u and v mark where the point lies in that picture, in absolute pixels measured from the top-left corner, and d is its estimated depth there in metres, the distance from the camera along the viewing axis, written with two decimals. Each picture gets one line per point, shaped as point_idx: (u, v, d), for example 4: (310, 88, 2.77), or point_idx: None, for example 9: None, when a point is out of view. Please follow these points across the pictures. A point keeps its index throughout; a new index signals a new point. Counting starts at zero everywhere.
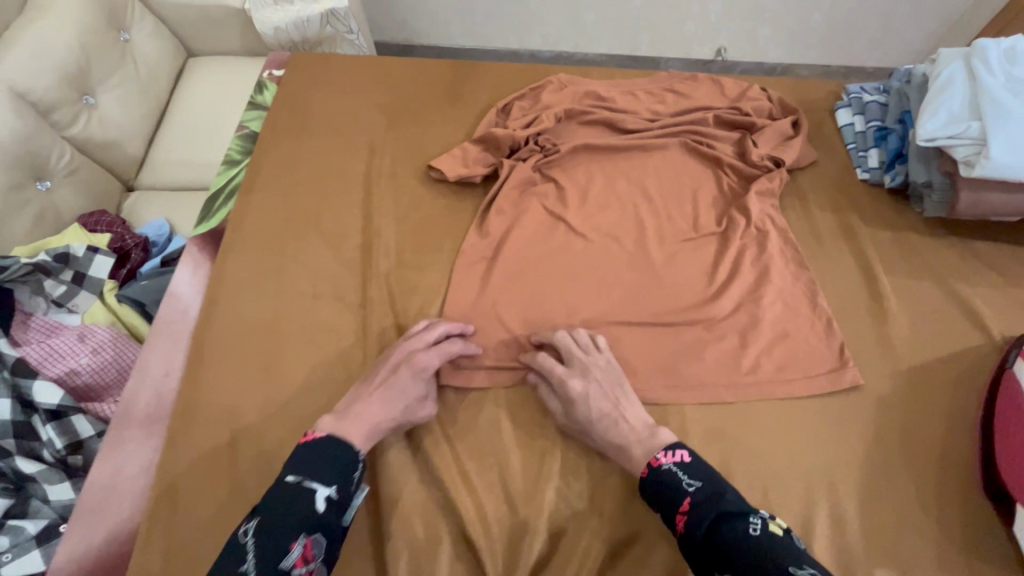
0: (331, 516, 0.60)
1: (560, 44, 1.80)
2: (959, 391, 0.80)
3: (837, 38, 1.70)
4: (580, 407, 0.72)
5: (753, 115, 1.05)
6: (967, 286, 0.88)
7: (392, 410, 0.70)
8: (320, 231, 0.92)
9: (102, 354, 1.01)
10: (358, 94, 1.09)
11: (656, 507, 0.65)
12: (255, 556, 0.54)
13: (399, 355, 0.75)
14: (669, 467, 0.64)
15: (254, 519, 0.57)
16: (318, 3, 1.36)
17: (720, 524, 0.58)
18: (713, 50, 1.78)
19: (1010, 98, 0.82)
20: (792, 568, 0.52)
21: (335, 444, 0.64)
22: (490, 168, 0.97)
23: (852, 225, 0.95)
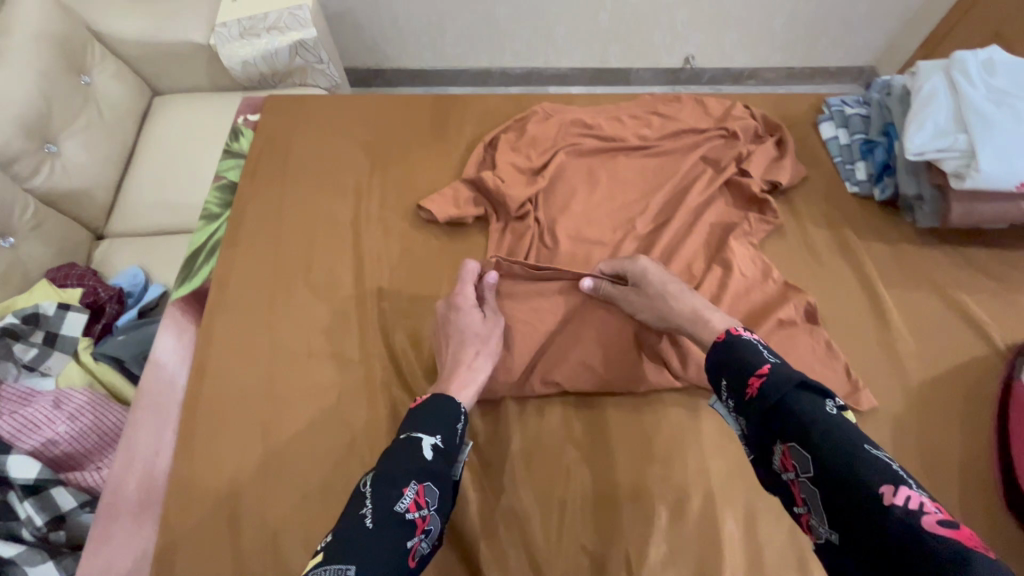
0: (438, 466, 0.63)
1: (531, 60, 1.80)
2: (971, 403, 0.80)
3: (800, 40, 1.73)
4: (650, 278, 0.80)
5: (740, 135, 1.05)
6: (966, 295, 0.89)
7: (477, 345, 0.78)
8: (311, 285, 0.88)
9: (81, 420, 0.93)
10: (340, 134, 1.06)
11: (725, 377, 0.63)
12: (372, 500, 0.57)
13: (440, 315, 0.82)
14: (749, 339, 0.65)
15: (371, 474, 0.61)
16: (284, 36, 1.32)
17: (798, 392, 0.55)
18: (681, 58, 1.79)
19: (994, 110, 0.83)
20: (866, 446, 0.50)
21: (439, 399, 0.69)
22: (483, 210, 0.95)
23: (848, 240, 0.95)
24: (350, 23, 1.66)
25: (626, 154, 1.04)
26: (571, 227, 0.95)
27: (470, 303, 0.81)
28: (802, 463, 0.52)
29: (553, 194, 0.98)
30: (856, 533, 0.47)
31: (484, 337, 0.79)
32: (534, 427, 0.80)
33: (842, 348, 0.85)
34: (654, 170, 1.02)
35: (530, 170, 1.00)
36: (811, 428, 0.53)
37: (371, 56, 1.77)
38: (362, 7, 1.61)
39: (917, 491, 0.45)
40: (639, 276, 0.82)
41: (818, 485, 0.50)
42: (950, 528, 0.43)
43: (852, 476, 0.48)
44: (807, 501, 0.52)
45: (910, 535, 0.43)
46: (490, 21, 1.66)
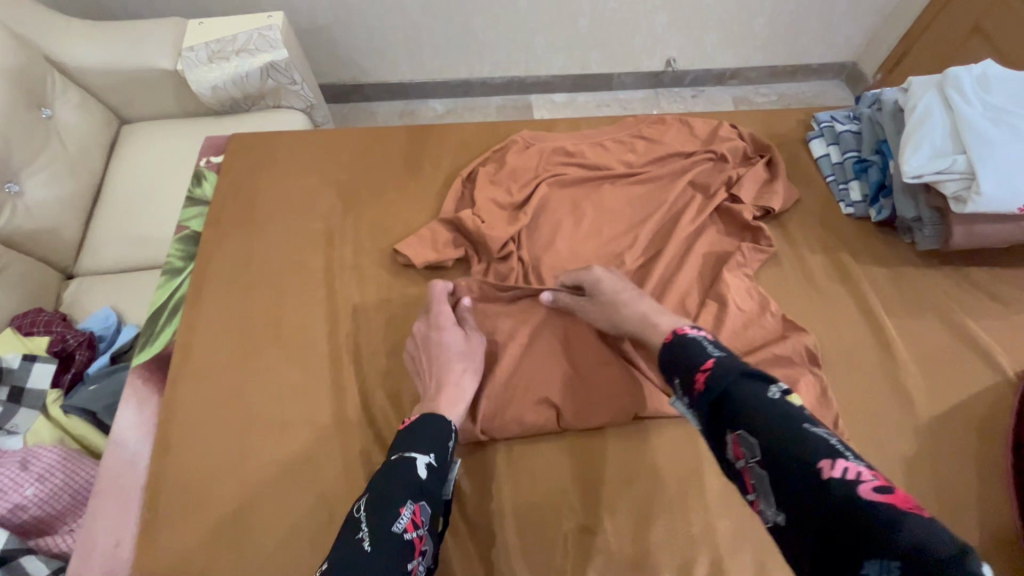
0: (432, 485, 0.60)
1: (511, 69, 1.75)
2: (984, 437, 0.76)
3: (781, 39, 1.70)
4: (602, 284, 0.78)
5: (729, 157, 1.00)
6: (970, 318, 0.85)
7: (465, 362, 0.75)
8: (282, 344, 0.82)
9: (51, 480, 0.83)
10: (310, 173, 1.00)
11: (674, 374, 0.60)
12: (369, 522, 0.54)
13: (419, 334, 0.79)
14: (695, 337, 0.61)
15: (363, 496, 0.58)
16: (256, 57, 1.25)
17: (740, 378, 0.52)
18: (663, 62, 1.75)
19: (992, 129, 0.79)
20: (807, 425, 0.46)
21: (427, 416, 0.66)
22: (462, 251, 0.90)
23: (846, 265, 0.91)
24: (324, 40, 1.60)
25: (611, 181, 1.00)
26: (557, 265, 0.90)
27: (449, 321, 0.78)
28: (749, 449, 0.48)
29: (536, 230, 0.94)
30: (802, 512, 0.43)
31: (467, 354, 0.76)
32: (526, 491, 0.74)
33: (847, 385, 0.81)
34: (641, 198, 0.98)
35: (511, 205, 0.95)
36: (752, 412, 0.49)
37: (347, 71, 1.70)
38: (335, 24, 1.55)
39: (855, 461, 0.43)
40: (592, 283, 0.79)
41: (765, 469, 0.46)
42: (887, 494, 0.40)
43: (793, 455, 0.45)
44: (757, 487, 0.48)
45: (849, 506, 0.40)
46: (467, 32, 1.61)
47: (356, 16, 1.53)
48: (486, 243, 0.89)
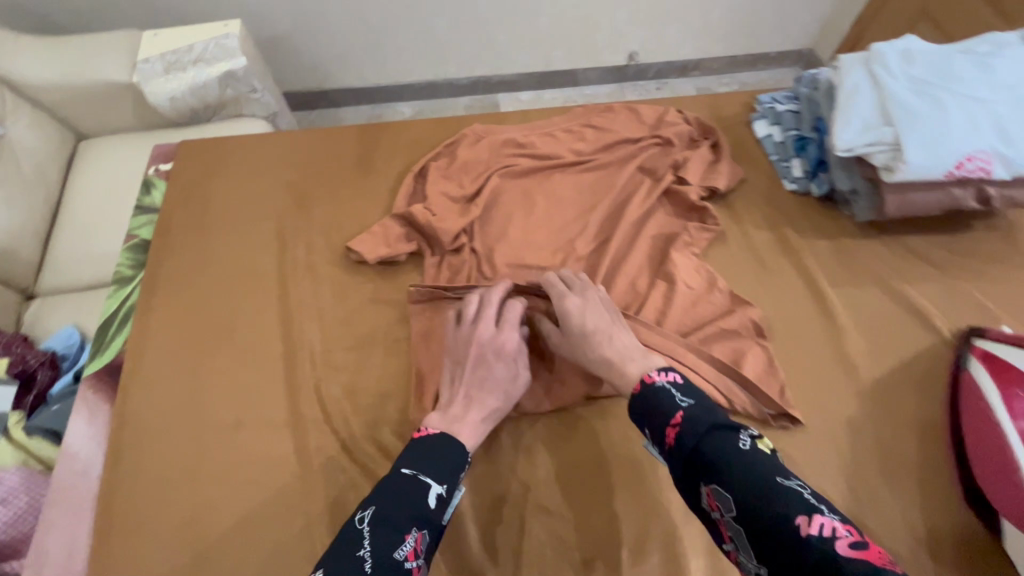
0: (437, 514, 0.61)
1: (475, 69, 1.75)
2: (923, 396, 0.79)
3: (738, 29, 1.73)
4: (570, 323, 0.75)
5: (675, 141, 1.03)
6: (909, 285, 0.89)
7: (501, 400, 0.73)
8: (236, 346, 0.82)
9: (14, 503, 0.81)
10: (261, 176, 1.00)
11: (644, 423, 0.62)
12: (371, 543, 0.55)
13: (477, 345, 0.75)
14: (662, 385, 0.62)
15: (368, 509, 0.59)
16: (212, 67, 1.24)
17: (713, 433, 0.56)
18: (625, 56, 1.78)
19: (917, 101, 0.82)
20: (780, 479, 0.51)
21: (445, 442, 0.66)
22: (415, 245, 0.91)
23: (789, 240, 0.94)
24: (286, 48, 1.59)
25: (563, 170, 1.01)
26: (509, 255, 0.91)
27: (513, 350, 0.76)
28: (725, 503, 0.52)
29: (488, 220, 0.95)
30: (781, 565, 0.48)
31: (511, 391, 0.74)
32: (482, 477, 0.75)
33: (795, 356, 0.83)
34: (591, 185, 0.99)
35: (463, 198, 0.96)
36: (728, 469, 0.53)
37: (311, 76, 1.69)
38: (294, 32, 1.54)
39: (829, 516, 0.48)
40: (563, 318, 0.76)
41: (743, 523, 0.50)
42: (861, 549, 0.45)
43: (772, 512, 0.49)
44: (734, 538, 0.52)
45: (828, 562, 0.45)
46: (429, 33, 1.61)
47: (316, 21, 1.53)
48: (437, 237, 0.90)
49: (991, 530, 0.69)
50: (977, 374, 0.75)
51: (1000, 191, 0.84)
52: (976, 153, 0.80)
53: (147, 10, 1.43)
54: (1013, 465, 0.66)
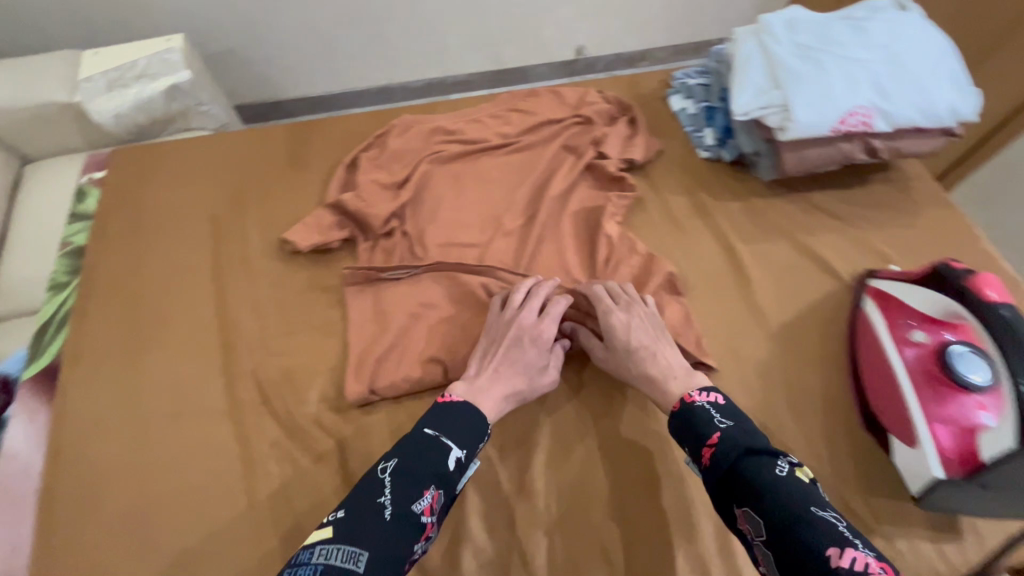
0: (455, 476, 0.63)
1: (427, 73, 1.74)
2: (826, 336, 0.86)
3: (683, 21, 1.74)
4: (615, 338, 0.78)
5: (594, 119, 1.08)
6: (813, 237, 0.95)
7: (522, 385, 0.75)
8: (174, 340, 0.85)
9: None
10: (196, 177, 1.02)
11: (684, 441, 0.66)
12: (392, 491, 0.59)
13: (516, 329, 0.78)
14: (701, 405, 0.66)
15: (391, 460, 0.62)
16: (156, 81, 1.25)
17: (748, 457, 0.59)
18: (573, 50, 1.77)
19: (801, 65, 0.89)
20: (814, 508, 0.54)
21: (471, 410, 0.69)
22: (347, 232, 0.94)
23: (702, 203, 1.00)
24: (238, 65, 1.59)
25: (490, 153, 1.06)
26: (439, 235, 0.95)
27: (549, 341, 0.78)
28: (756, 526, 0.55)
29: (418, 205, 0.98)
30: None
31: (535, 378, 0.77)
32: None
33: (709, 309, 0.89)
34: (517, 165, 1.04)
35: (393, 184, 0.99)
36: (760, 492, 0.56)
37: (266, 89, 1.69)
38: (243, 46, 1.55)
39: (864, 551, 0.49)
40: (608, 333, 0.78)
41: (772, 550, 0.53)
42: None
43: (803, 539, 0.51)
44: (764, 563, 0.55)
45: None
46: (376, 38, 1.61)
47: (261, 32, 1.53)
48: (368, 224, 0.93)
49: (884, 447, 0.75)
50: (869, 309, 0.81)
51: (885, 142, 0.91)
52: (856, 109, 0.87)
53: (84, 28, 1.43)
54: (896, 384, 0.73)
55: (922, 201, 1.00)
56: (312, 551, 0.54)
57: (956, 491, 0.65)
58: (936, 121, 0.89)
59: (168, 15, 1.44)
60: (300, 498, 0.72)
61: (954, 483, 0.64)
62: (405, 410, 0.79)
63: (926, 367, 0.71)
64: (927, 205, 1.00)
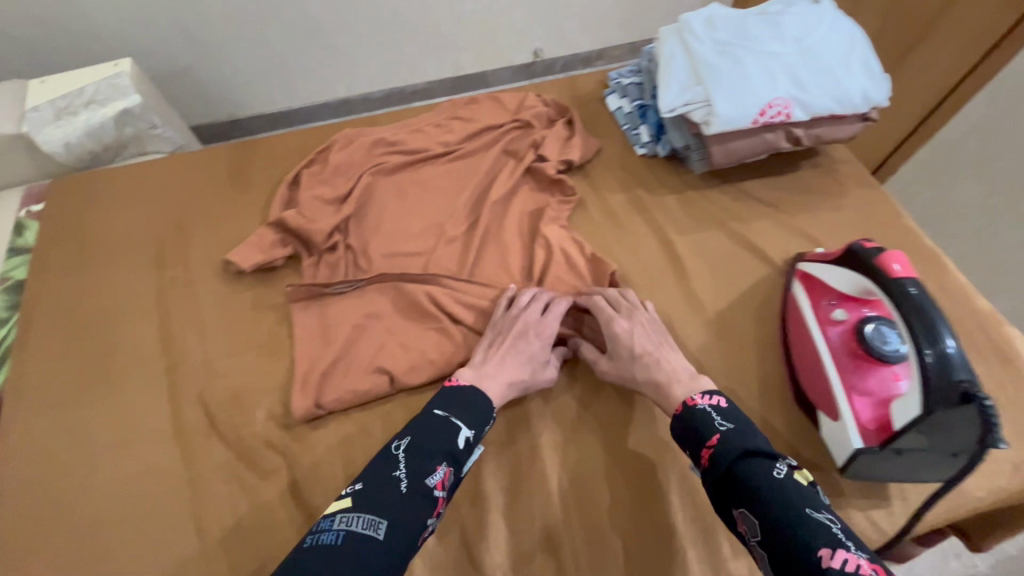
0: (464, 456, 0.67)
1: (387, 82, 1.73)
2: (760, 319, 0.89)
3: (635, 19, 1.78)
4: (617, 347, 0.80)
5: (533, 123, 1.11)
6: (746, 225, 0.99)
7: (525, 374, 0.78)
8: (117, 368, 0.85)
9: None
10: (138, 203, 1.02)
11: (685, 443, 0.68)
12: (407, 467, 0.63)
13: (523, 323, 0.82)
14: (703, 407, 0.68)
15: (405, 439, 0.67)
16: (107, 107, 1.23)
17: (745, 460, 0.61)
18: (531, 53, 1.79)
19: (720, 61, 0.92)
20: (809, 510, 0.55)
21: (476, 395, 0.73)
22: (291, 249, 0.95)
23: (639, 198, 1.03)
24: (194, 84, 1.56)
25: (432, 162, 1.07)
26: (384, 246, 0.96)
27: (552, 337, 0.83)
28: (752, 526, 0.58)
29: (363, 218, 0.99)
30: None
31: (537, 371, 0.80)
32: (360, 451, 0.78)
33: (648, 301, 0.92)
34: (459, 172, 1.06)
35: (336, 199, 1.00)
36: (757, 493, 0.58)
37: (222, 106, 1.65)
38: (197, 65, 1.52)
39: (855, 553, 0.50)
40: (612, 342, 0.81)
41: (767, 550, 0.55)
42: None
43: (797, 540, 0.53)
44: (759, 563, 0.57)
45: None
46: (333, 51, 1.60)
47: (214, 51, 1.50)
48: (310, 240, 0.94)
49: (814, 422, 0.78)
50: (797, 292, 0.85)
51: (806, 131, 0.95)
52: (775, 101, 0.91)
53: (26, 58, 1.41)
54: (820, 362, 0.76)
55: (849, 184, 1.04)
56: (333, 519, 0.59)
57: (874, 460, 0.68)
58: (851, 108, 0.93)
59: (114, 39, 1.41)
60: (247, 516, 0.73)
61: (870, 451, 0.68)
62: (351, 421, 0.80)
63: (847, 344, 0.75)
64: (854, 188, 1.04)
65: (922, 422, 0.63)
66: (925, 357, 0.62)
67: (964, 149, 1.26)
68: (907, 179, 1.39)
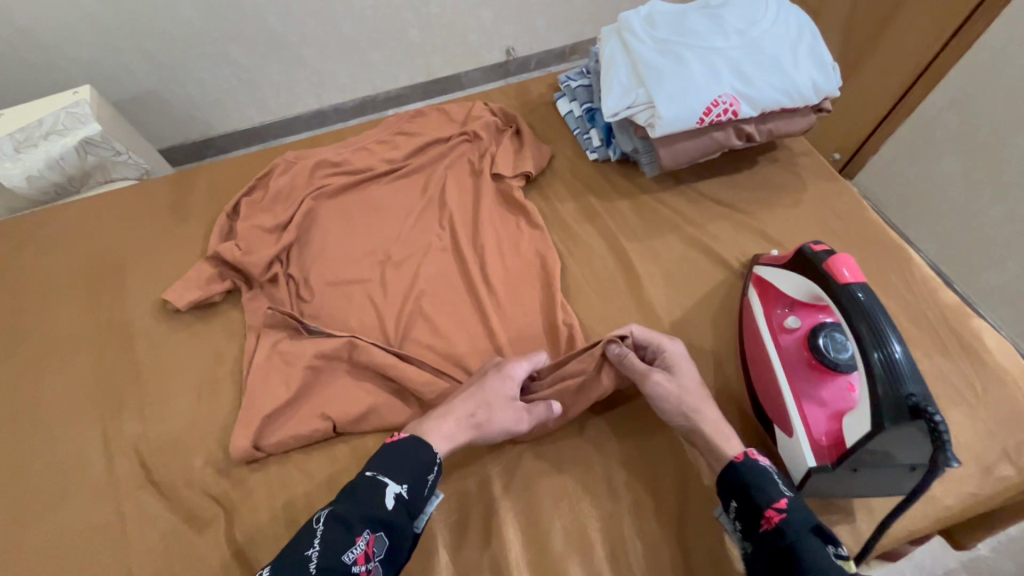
0: (397, 514, 0.64)
1: (359, 91, 1.68)
2: (717, 329, 0.86)
3: (607, 10, 1.73)
4: (666, 390, 0.73)
5: (481, 133, 1.07)
6: (701, 228, 0.95)
7: (475, 407, 0.72)
8: (50, 419, 0.82)
9: None
10: (74, 240, 0.99)
11: (735, 498, 0.65)
12: (320, 545, 0.60)
13: (485, 366, 0.78)
14: (771, 472, 0.65)
15: (326, 509, 0.63)
16: (65, 136, 1.19)
17: (813, 537, 0.59)
18: (503, 52, 1.74)
19: (661, 60, 0.89)
20: None
21: (416, 443, 0.68)
22: (229, 284, 0.91)
23: (591, 207, 0.99)
24: (158, 106, 1.50)
25: (377, 182, 1.04)
26: (329, 274, 0.93)
27: (513, 371, 0.76)
28: None
29: (307, 246, 0.96)
30: None
31: (495, 403, 0.73)
32: (301, 493, 0.75)
33: (601, 315, 0.88)
34: (405, 190, 1.02)
35: (277, 228, 0.96)
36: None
37: (192, 127, 1.59)
38: (160, 85, 1.45)
39: None
40: (680, 373, 0.75)
41: None
42: None
43: None
44: None
45: None
46: (300, 63, 1.53)
47: (179, 71, 1.44)
48: (250, 273, 0.91)
49: (770, 435, 0.75)
50: (752, 298, 0.81)
51: (757, 127, 0.92)
52: (720, 98, 0.87)
53: None
54: (773, 376, 0.73)
55: (811, 178, 1.00)
56: None
57: (829, 478, 0.65)
58: (802, 100, 0.90)
59: (67, 66, 1.34)
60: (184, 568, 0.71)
61: (824, 470, 0.64)
62: (291, 461, 0.77)
63: (801, 354, 0.72)
64: (815, 181, 1.00)
65: (872, 440, 0.60)
66: (871, 358, 0.60)
67: (943, 127, 1.24)
68: (887, 161, 1.38)
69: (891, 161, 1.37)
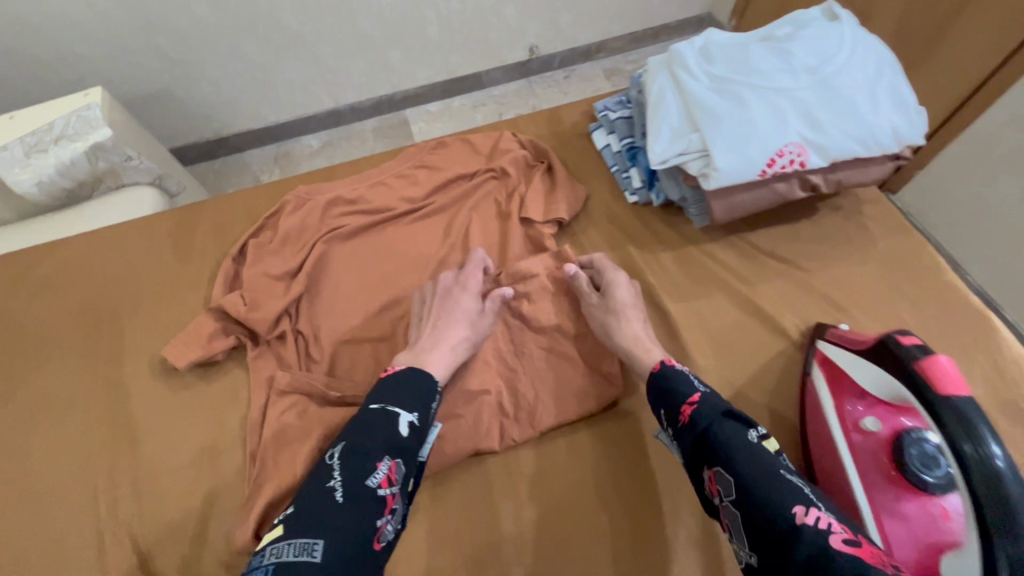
0: (411, 442, 0.63)
1: (376, 89, 1.58)
2: (773, 412, 0.76)
3: (638, 7, 1.61)
4: (596, 309, 0.79)
5: (511, 169, 0.97)
6: (754, 287, 0.85)
7: (466, 331, 0.77)
8: (41, 492, 0.75)
9: None
10: (72, 282, 0.92)
11: (660, 407, 0.67)
12: (342, 473, 0.57)
13: (438, 282, 0.83)
14: (682, 371, 0.69)
15: (339, 443, 0.61)
16: (77, 140, 1.09)
17: (723, 419, 0.61)
18: (526, 50, 1.63)
19: (720, 102, 0.78)
20: (782, 471, 0.55)
21: (415, 373, 0.69)
22: (234, 341, 0.83)
23: (630, 257, 0.89)
24: (170, 105, 1.42)
25: (395, 223, 0.94)
26: (340, 328, 0.84)
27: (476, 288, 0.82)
28: (725, 488, 0.57)
29: (317, 295, 0.88)
30: (771, 552, 0.51)
31: (475, 324, 0.78)
32: None
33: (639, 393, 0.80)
34: (425, 234, 0.93)
35: (286, 275, 0.88)
36: (733, 453, 0.57)
37: (204, 126, 1.51)
38: (173, 84, 1.37)
39: (828, 515, 0.51)
40: (612, 289, 0.80)
41: (738, 508, 0.54)
42: (854, 546, 0.47)
43: (773, 504, 0.52)
44: (731, 527, 0.56)
45: (821, 551, 0.47)
46: (315, 63, 1.44)
47: (191, 71, 1.36)
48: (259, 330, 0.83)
49: None
50: (817, 384, 0.72)
51: (824, 176, 0.81)
52: (787, 146, 0.76)
53: None
54: (849, 489, 0.64)
55: (877, 227, 0.89)
56: (262, 555, 0.51)
57: None
58: (878, 148, 0.78)
59: (75, 65, 1.26)
60: None
61: None
62: None
63: (880, 461, 0.63)
64: (883, 232, 0.89)
65: None
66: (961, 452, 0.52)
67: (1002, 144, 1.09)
68: (936, 171, 1.23)
69: (944, 175, 1.22)
